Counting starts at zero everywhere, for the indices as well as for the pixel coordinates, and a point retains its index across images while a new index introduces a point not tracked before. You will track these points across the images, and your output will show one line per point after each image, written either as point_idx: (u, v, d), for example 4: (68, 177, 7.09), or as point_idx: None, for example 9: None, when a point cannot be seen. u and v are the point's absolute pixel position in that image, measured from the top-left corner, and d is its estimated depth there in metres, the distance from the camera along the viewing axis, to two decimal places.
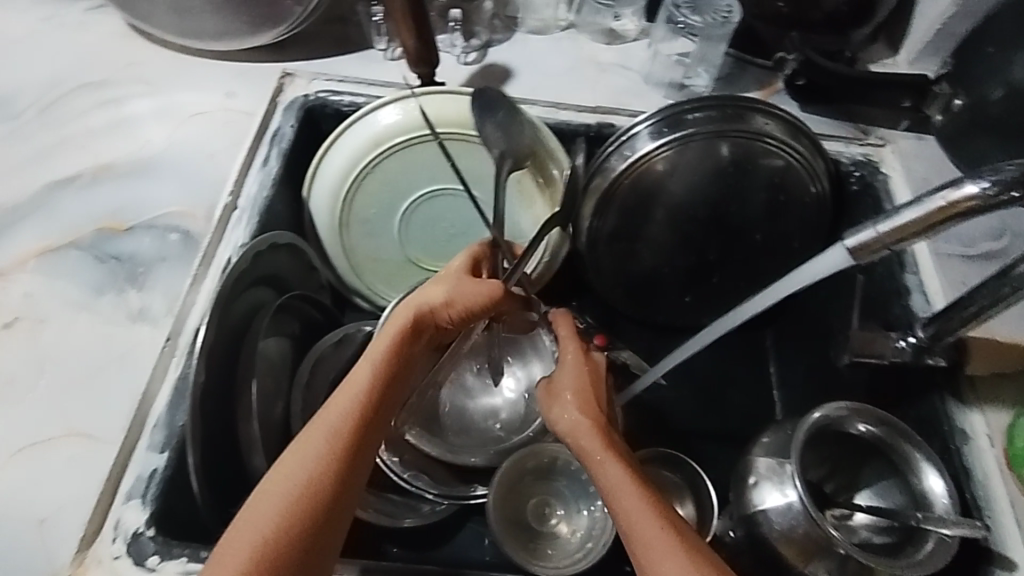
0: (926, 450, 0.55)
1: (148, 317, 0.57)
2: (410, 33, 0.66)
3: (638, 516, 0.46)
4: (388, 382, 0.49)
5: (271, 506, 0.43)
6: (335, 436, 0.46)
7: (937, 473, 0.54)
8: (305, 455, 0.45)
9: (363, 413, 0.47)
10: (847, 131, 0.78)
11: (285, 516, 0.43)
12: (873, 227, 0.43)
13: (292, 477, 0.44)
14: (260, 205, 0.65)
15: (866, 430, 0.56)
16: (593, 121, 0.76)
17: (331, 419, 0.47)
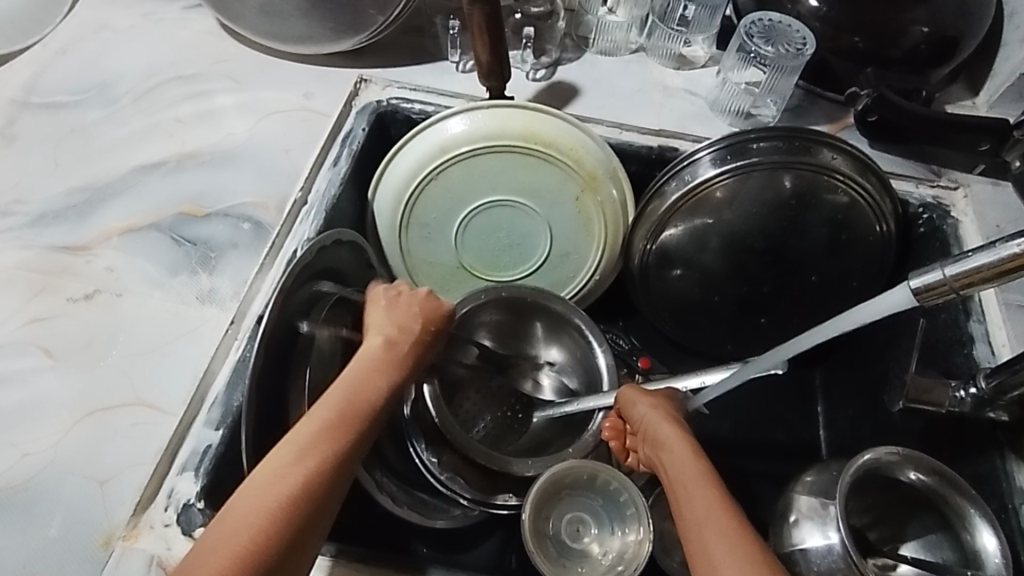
0: (981, 506, 0.53)
1: (216, 299, 0.60)
2: (484, 46, 0.68)
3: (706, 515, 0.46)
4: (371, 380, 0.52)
5: (268, 481, 0.44)
6: (331, 421, 0.48)
7: (993, 531, 0.52)
8: (301, 435, 0.47)
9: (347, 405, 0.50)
10: (920, 172, 0.77)
11: (286, 492, 0.43)
12: (940, 268, 0.42)
13: (286, 456, 0.45)
14: (328, 201, 0.68)
15: (917, 477, 0.54)
16: (655, 144, 0.77)
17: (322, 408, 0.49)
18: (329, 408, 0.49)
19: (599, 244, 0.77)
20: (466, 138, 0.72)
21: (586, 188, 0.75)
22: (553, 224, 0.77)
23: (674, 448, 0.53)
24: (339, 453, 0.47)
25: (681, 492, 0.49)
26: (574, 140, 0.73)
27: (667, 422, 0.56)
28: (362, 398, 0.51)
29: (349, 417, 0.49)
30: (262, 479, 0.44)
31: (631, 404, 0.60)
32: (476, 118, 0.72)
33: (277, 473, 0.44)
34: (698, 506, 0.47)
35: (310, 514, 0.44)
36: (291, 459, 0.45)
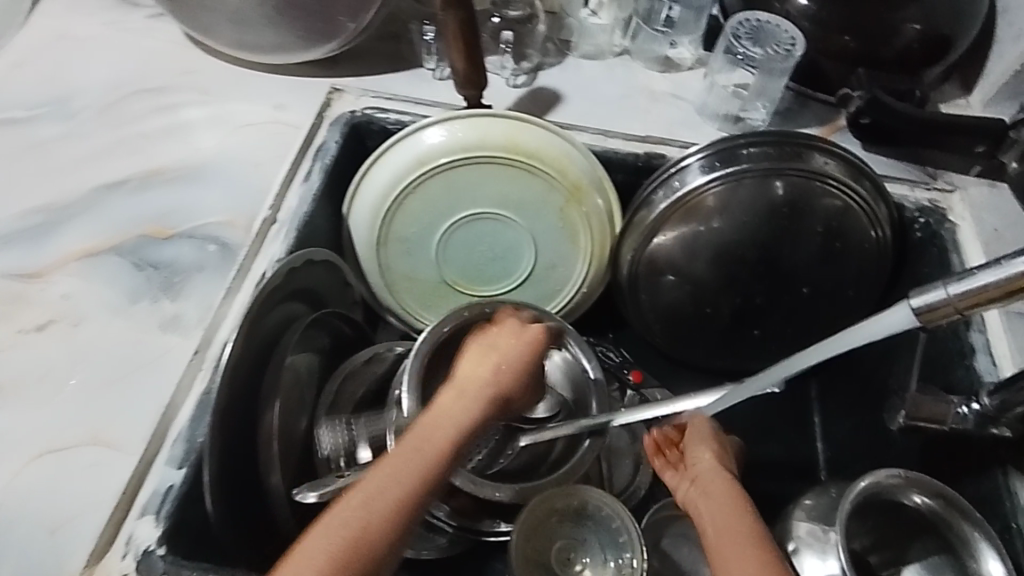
0: (986, 531, 0.50)
1: (180, 326, 0.57)
2: (460, 54, 0.65)
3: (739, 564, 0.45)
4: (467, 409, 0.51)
5: (344, 520, 0.44)
6: (428, 446, 0.48)
7: (998, 558, 0.49)
8: (384, 475, 0.46)
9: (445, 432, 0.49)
10: (915, 174, 0.75)
11: (358, 536, 0.43)
12: (944, 288, 0.39)
13: (363, 496, 0.45)
14: (300, 219, 0.65)
15: (922, 502, 0.52)
16: (641, 151, 0.74)
17: (411, 445, 0.48)
18: (429, 429, 0.49)
19: (586, 257, 0.75)
20: (445, 149, 0.69)
21: (570, 199, 0.72)
22: (538, 237, 0.74)
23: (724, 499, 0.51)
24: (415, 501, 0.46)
25: (722, 539, 0.48)
26: (557, 151, 0.70)
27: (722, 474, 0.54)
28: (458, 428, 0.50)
29: (432, 461, 0.47)
30: (338, 516, 0.44)
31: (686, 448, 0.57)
32: (454, 129, 0.69)
33: (367, 493, 0.45)
34: (739, 556, 0.46)
35: (375, 563, 0.43)
36: (370, 501, 0.44)
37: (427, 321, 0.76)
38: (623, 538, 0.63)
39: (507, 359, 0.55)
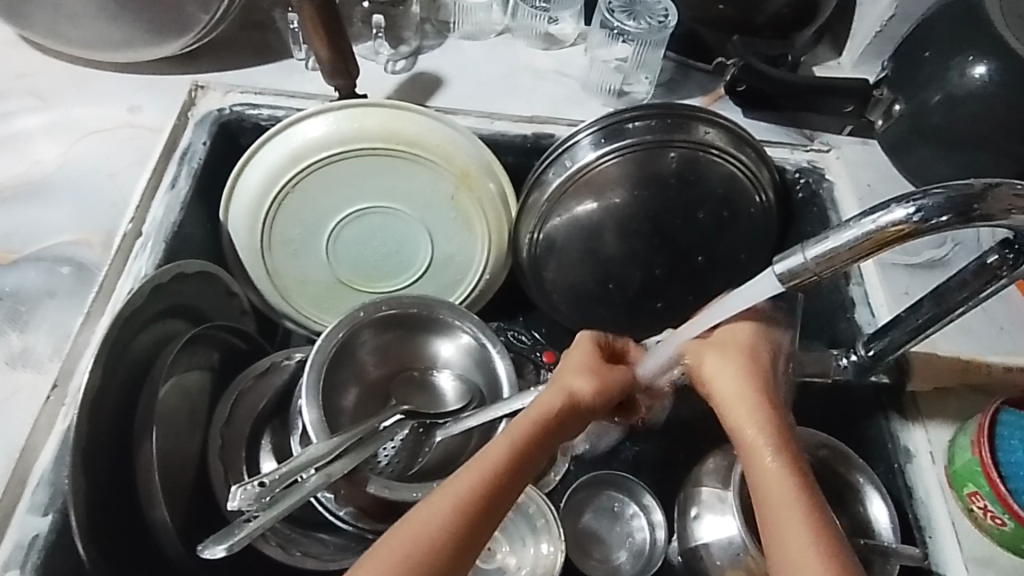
0: (869, 475, 0.55)
1: (32, 360, 0.52)
2: (322, 42, 0.62)
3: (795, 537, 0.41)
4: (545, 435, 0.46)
5: (406, 543, 0.41)
6: (491, 477, 0.43)
7: (880, 499, 0.53)
8: (453, 494, 0.43)
9: (511, 463, 0.44)
10: (792, 137, 0.76)
11: (419, 559, 0.41)
12: (802, 253, 0.41)
13: (408, 543, 0.41)
14: (167, 230, 0.60)
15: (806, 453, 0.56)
16: (528, 132, 0.73)
17: (484, 458, 0.44)
18: (497, 455, 0.44)
19: (485, 243, 0.73)
20: (325, 143, 0.66)
21: (460, 185, 0.70)
22: (432, 227, 0.72)
23: (773, 439, 0.45)
24: (480, 524, 0.43)
25: (768, 498, 0.42)
26: (441, 137, 0.68)
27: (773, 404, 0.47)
28: (528, 457, 0.45)
29: (501, 480, 0.44)
30: (403, 537, 0.41)
31: (711, 358, 0.49)
32: (333, 122, 0.66)
33: (411, 539, 0.41)
34: (785, 518, 0.41)
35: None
36: (436, 527, 0.42)
37: (324, 324, 0.73)
38: (541, 522, 0.63)
39: (595, 376, 0.50)
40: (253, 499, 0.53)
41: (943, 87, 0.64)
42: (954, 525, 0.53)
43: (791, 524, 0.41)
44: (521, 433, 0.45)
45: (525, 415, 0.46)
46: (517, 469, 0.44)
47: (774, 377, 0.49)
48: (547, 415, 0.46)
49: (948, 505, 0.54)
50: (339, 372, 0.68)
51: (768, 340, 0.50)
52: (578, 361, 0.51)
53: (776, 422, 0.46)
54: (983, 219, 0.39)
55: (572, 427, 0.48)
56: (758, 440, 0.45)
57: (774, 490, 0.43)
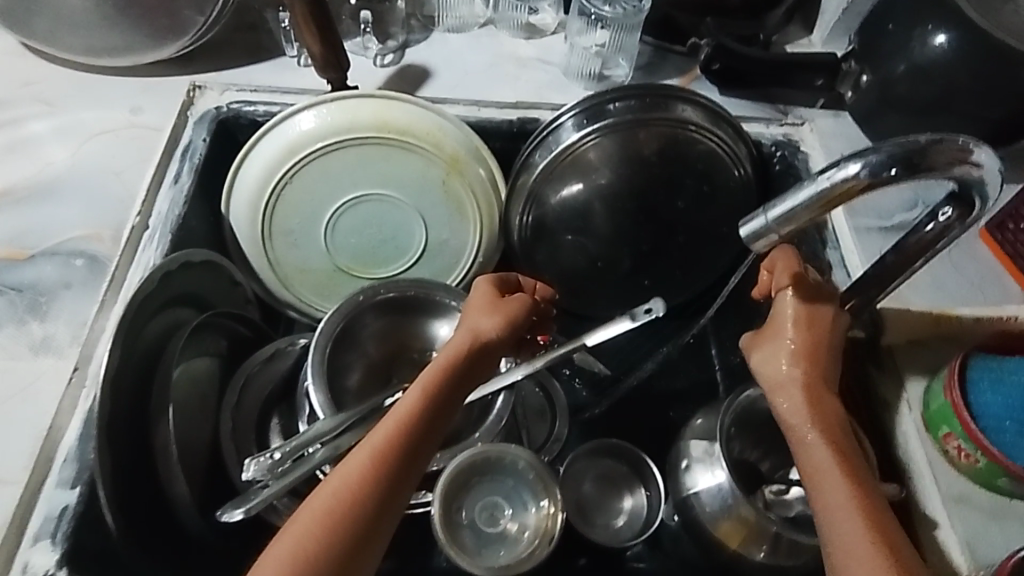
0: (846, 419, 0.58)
1: (53, 347, 0.55)
2: (314, 38, 0.64)
3: (845, 520, 0.42)
4: (456, 370, 0.52)
5: (339, 487, 0.44)
6: (409, 412, 0.48)
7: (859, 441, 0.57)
8: (376, 437, 0.47)
9: (428, 398, 0.49)
10: (768, 112, 0.79)
11: (352, 498, 0.44)
12: (762, 216, 0.44)
13: (344, 476, 0.45)
14: (173, 223, 0.63)
15: None
16: (514, 117, 0.76)
17: (404, 402, 0.49)
18: (414, 392, 0.49)
19: (476, 226, 0.76)
20: (318, 135, 0.69)
21: (450, 170, 0.73)
22: (425, 213, 0.75)
23: (816, 422, 0.47)
24: (405, 463, 0.46)
25: (817, 480, 0.45)
26: (429, 124, 0.71)
27: (815, 385, 0.49)
28: (445, 389, 0.50)
29: (422, 418, 0.48)
30: (334, 481, 0.45)
31: (777, 312, 0.51)
32: (327, 115, 0.69)
33: (345, 473, 0.45)
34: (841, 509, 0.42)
35: (370, 524, 0.44)
36: (365, 464, 0.45)
37: (324, 310, 0.76)
38: (540, 486, 0.66)
39: (495, 318, 0.56)
40: (266, 470, 0.57)
41: (906, 58, 0.68)
42: (932, 468, 0.56)
43: (832, 486, 0.44)
44: (433, 376, 0.51)
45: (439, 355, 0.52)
46: (434, 408, 0.49)
47: (821, 351, 0.50)
48: (455, 353, 0.52)
49: (925, 448, 0.57)
50: (343, 354, 0.71)
51: (817, 303, 0.51)
52: (476, 307, 0.57)
53: (814, 403, 0.48)
54: (928, 172, 0.41)
55: (481, 363, 0.54)
56: (800, 424, 0.47)
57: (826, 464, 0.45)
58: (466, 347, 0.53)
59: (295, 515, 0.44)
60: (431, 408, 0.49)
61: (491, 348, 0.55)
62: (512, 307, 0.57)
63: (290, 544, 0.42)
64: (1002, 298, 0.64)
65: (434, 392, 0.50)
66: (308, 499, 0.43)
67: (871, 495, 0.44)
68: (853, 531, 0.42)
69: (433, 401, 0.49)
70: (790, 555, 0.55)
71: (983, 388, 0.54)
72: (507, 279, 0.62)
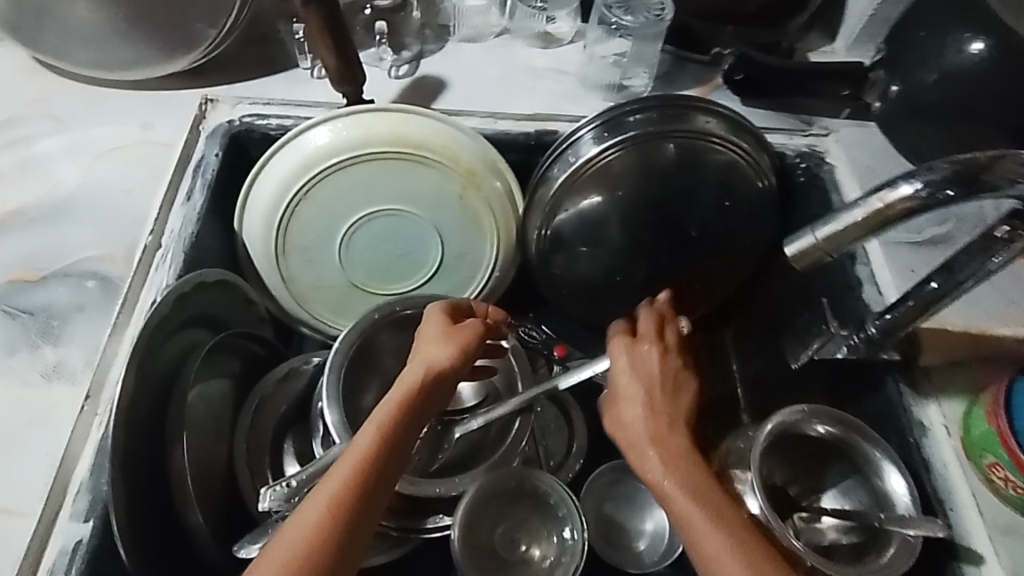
0: (884, 449, 0.56)
1: (65, 373, 0.54)
2: (329, 51, 0.63)
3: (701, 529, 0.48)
4: (410, 406, 0.52)
5: (292, 546, 0.45)
6: (364, 455, 0.49)
7: (898, 473, 0.55)
8: (327, 491, 0.47)
9: (384, 439, 0.50)
10: (789, 123, 0.77)
11: (306, 554, 0.45)
12: (813, 231, 0.41)
13: (303, 520, 0.46)
14: (186, 241, 0.62)
15: (825, 430, 0.57)
16: (531, 130, 0.74)
17: (360, 443, 0.49)
18: (368, 431, 0.50)
19: (494, 240, 0.74)
20: (332, 149, 0.67)
21: (467, 184, 0.71)
22: (441, 228, 0.73)
23: (673, 472, 0.50)
24: (361, 512, 0.47)
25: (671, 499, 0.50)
26: (444, 137, 0.69)
27: (665, 425, 0.53)
28: (399, 426, 0.51)
29: (379, 458, 0.49)
30: (296, 527, 0.46)
31: (615, 357, 0.58)
32: (342, 128, 0.68)
33: (306, 520, 0.46)
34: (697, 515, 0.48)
35: (333, 566, 0.45)
36: (324, 512, 0.46)
37: (341, 326, 0.74)
38: (563, 512, 0.65)
39: (450, 350, 0.56)
40: (283, 499, 0.55)
41: (937, 67, 0.66)
42: (975, 498, 0.54)
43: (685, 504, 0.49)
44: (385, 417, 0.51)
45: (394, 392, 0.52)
46: (390, 447, 0.50)
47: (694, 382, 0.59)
48: (408, 390, 0.52)
49: (966, 474, 0.55)
50: (358, 373, 0.69)
51: (641, 352, 0.58)
52: (430, 337, 0.57)
53: (671, 452, 0.51)
54: (987, 192, 0.40)
55: (433, 396, 0.54)
56: (658, 476, 0.50)
57: (691, 525, 0.48)
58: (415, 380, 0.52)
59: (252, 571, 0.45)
60: (388, 448, 0.50)
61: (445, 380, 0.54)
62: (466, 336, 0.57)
63: None
64: None
65: (388, 429, 0.50)
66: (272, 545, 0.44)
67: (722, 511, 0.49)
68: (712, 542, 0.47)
69: (390, 439, 0.50)
70: None
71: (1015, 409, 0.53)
72: (463, 303, 0.61)
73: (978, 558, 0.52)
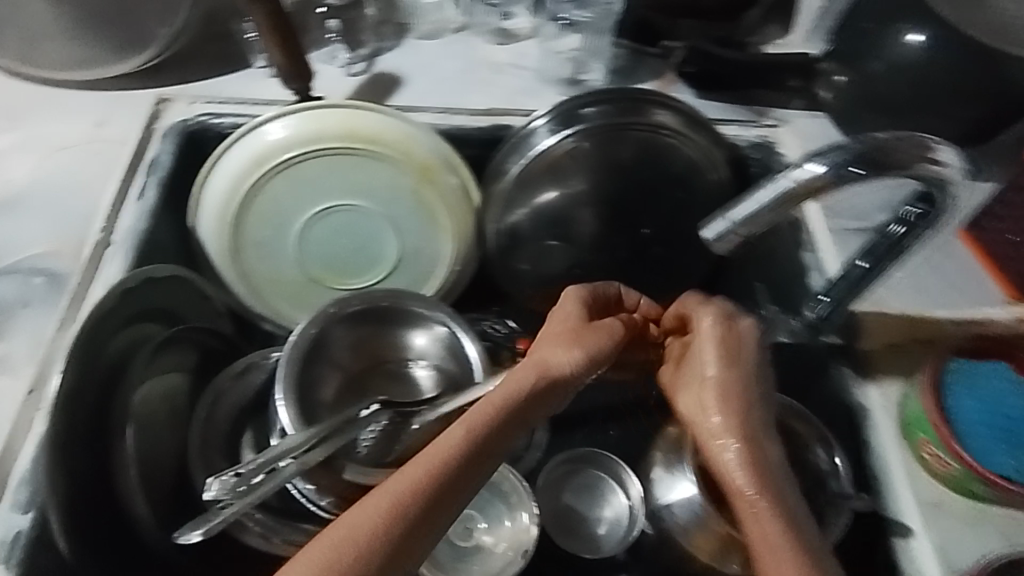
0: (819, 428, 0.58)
1: (10, 366, 0.55)
2: (277, 47, 0.64)
3: (763, 528, 0.44)
4: (528, 399, 0.49)
5: (343, 539, 0.41)
6: (478, 427, 0.46)
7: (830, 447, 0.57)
8: (399, 485, 0.43)
9: (495, 418, 0.47)
10: (744, 114, 0.76)
11: (369, 541, 0.41)
12: (727, 219, 0.42)
13: (385, 492, 0.43)
14: (137, 238, 0.63)
15: (757, 411, 0.60)
16: (486, 124, 0.75)
17: (469, 418, 0.47)
18: (485, 407, 0.47)
19: (450, 235, 0.75)
20: (286, 143, 0.69)
21: (422, 179, 0.72)
22: (398, 222, 0.74)
23: (751, 475, 0.46)
24: (428, 516, 0.43)
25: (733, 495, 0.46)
26: (398, 132, 0.70)
27: (741, 416, 0.49)
28: (516, 413, 0.48)
29: (488, 435, 0.46)
30: (383, 496, 0.43)
31: (699, 340, 0.53)
32: (297, 124, 0.69)
33: (395, 488, 0.43)
34: (758, 516, 0.44)
35: (403, 546, 0.42)
36: (418, 480, 0.43)
37: (296, 321, 0.74)
38: (515, 499, 0.65)
39: (579, 346, 0.52)
40: (230, 488, 0.55)
41: (883, 58, 0.66)
42: (911, 479, 0.55)
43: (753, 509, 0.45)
44: (485, 415, 0.47)
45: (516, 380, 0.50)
46: (495, 433, 0.47)
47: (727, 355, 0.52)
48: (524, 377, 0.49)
49: (901, 454, 0.56)
50: (314, 366, 0.69)
51: (740, 343, 0.52)
52: (560, 331, 0.54)
53: (752, 452, 0.47)
54: (892, 170, 0.41)
55: (549, 399, 0.50)
56: (737, 479, 0.46)
57: (755, 532, 0.44)
58: (537, 384, 0.49)
59: (310, 543, 0.41)
60: (495, 431, 0.47)
61: (565, 381, 0.51)
62: (602, 335, 0.54)
63: (311, 557, 0.41)
64: (983, 298, 0.63)
65: (499, 412, 0.48)
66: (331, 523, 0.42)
67: (794, 514, 0.45)
68: (767, 544, 0.43)
69: (500, 425, 0.47)
70: None
71: (951, 390, 0.53)
72: (599, 298, 0.59)
73: (906, 530, 0.53)
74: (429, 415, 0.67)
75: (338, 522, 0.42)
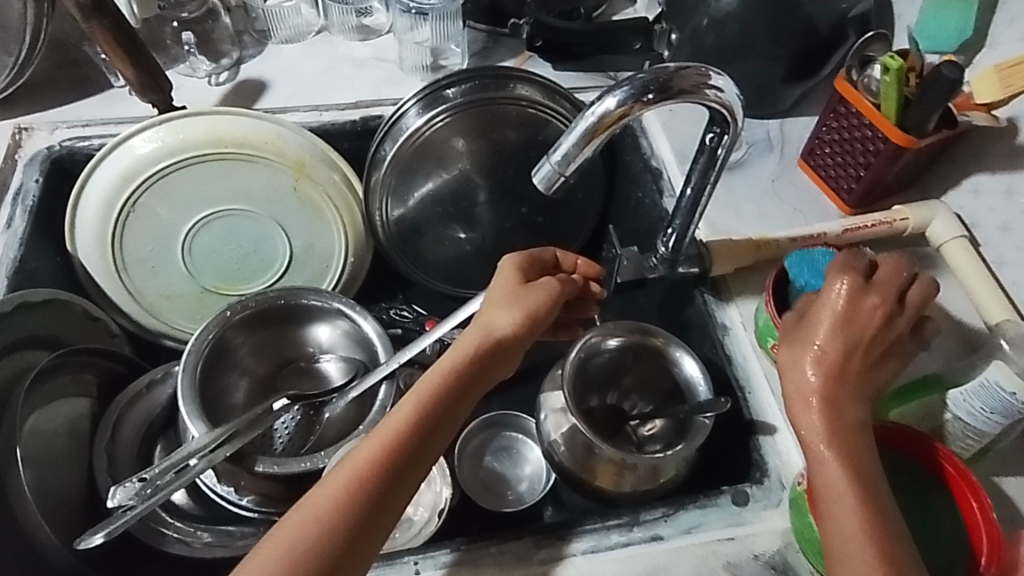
0: (676, 343, 0.64)
1: None
2: (124, 62, 0.66)
3: (841, 510, 0.47)
4: (474, 370, 0.51)
5: (308, 517, 0.44)
6: (427, 400, 0.49)
7: (690, 356, 0.63)
8: (359, 460, 0.46)
9: (444, 389, 0.49)
10: (599, 80, 0.84)
11: (326, 523, 0.44)
12: (547, 160, 0.49)
13: (339, 478, 0.45)
14: (8, 266, 0.65)
15: (616, 342, 0.64)
16: (356, 117, 0.77)
17: (417, 395, 0.49)
18: (431, 379, 0.49)
19: (338, 228, 0.76)
20: (156, 155, 0.70)
21: (299, 176, 0.74)
22: (283, 222, 0.76)
23: (832, 431, 0.50)
24: (387, 492, 0.46)
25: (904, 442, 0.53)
26: (266, 133, 0.73)
27: (869, 374, 0.53)
28: (461, 386, 0.50)
29: (433, 407, 0.49)
30: (340, 479, 0.45)
31: (817, 305, 0.54)
32: (163, 137, 0.70)
33: (351, 466, 0.46)
34: (844, 500, 0.47)
35: (357, 524, 0.45)
36: (369, 459, 0.46)
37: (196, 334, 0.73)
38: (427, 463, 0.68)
39: (521, 311, 0.54)
40: (133, 492, 0.57)
41: (705, 13, 0.72)
42: (768, 379, 0.62)
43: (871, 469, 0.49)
44: (435, 385, 0.49)
45: (459, 351, 0.51)
46: (439, 407, 0.49)
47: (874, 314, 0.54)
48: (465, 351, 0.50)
49: (760, 361, 0.63)
50: (219, 374, 0.71)
51: (863, 301, 0.53)
52: (500, 295, 0.55)
53: (846, 426, 0.50)
54: (679, 95, 0.48)
55: (492, 364, 0.52)
56: (822, 446, 0.50)
57: (823, 478, 0.49)
58: (480, 349, 0.51)
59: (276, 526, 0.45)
60: (438, 406, 0.49)
61: (506, 348, 0.53)
62: (539, 296, 0.55)
63: (276, 542, 0.44)
64: (820, 218, 0.71)
65: (446, 388, 0.49)
66: (300, 506, 0.45)
67: (876, 496, 0.48)
68: (847, 529, 0.46)
69: (449, 399, 0.49)
70: (651, 479, 0.60)
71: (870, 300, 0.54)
72: (541, 258, 0.59)
73: (770, 427, 0.60)
74: (343, 398, 0.68)
75: (301, 506, 0.45)
